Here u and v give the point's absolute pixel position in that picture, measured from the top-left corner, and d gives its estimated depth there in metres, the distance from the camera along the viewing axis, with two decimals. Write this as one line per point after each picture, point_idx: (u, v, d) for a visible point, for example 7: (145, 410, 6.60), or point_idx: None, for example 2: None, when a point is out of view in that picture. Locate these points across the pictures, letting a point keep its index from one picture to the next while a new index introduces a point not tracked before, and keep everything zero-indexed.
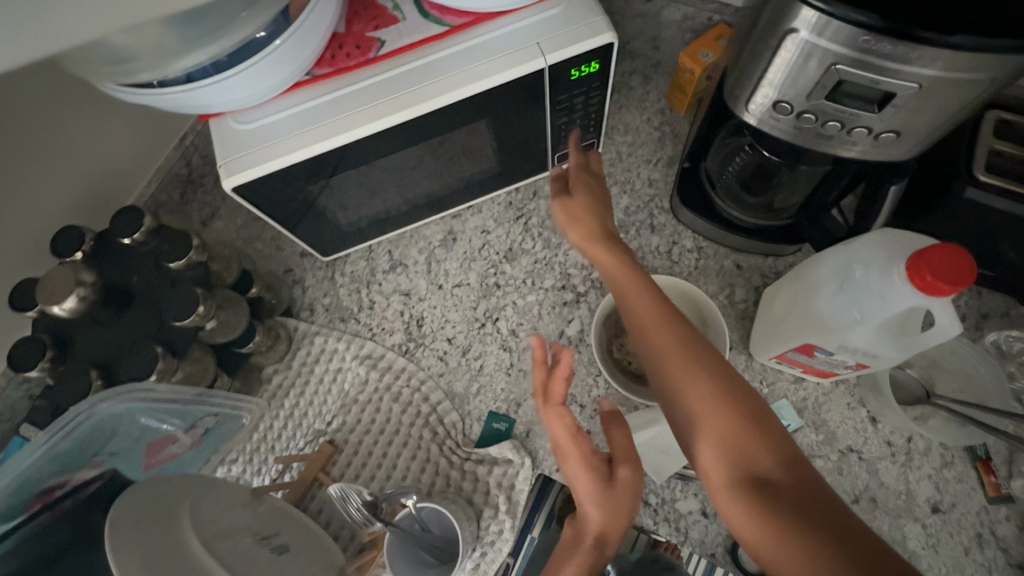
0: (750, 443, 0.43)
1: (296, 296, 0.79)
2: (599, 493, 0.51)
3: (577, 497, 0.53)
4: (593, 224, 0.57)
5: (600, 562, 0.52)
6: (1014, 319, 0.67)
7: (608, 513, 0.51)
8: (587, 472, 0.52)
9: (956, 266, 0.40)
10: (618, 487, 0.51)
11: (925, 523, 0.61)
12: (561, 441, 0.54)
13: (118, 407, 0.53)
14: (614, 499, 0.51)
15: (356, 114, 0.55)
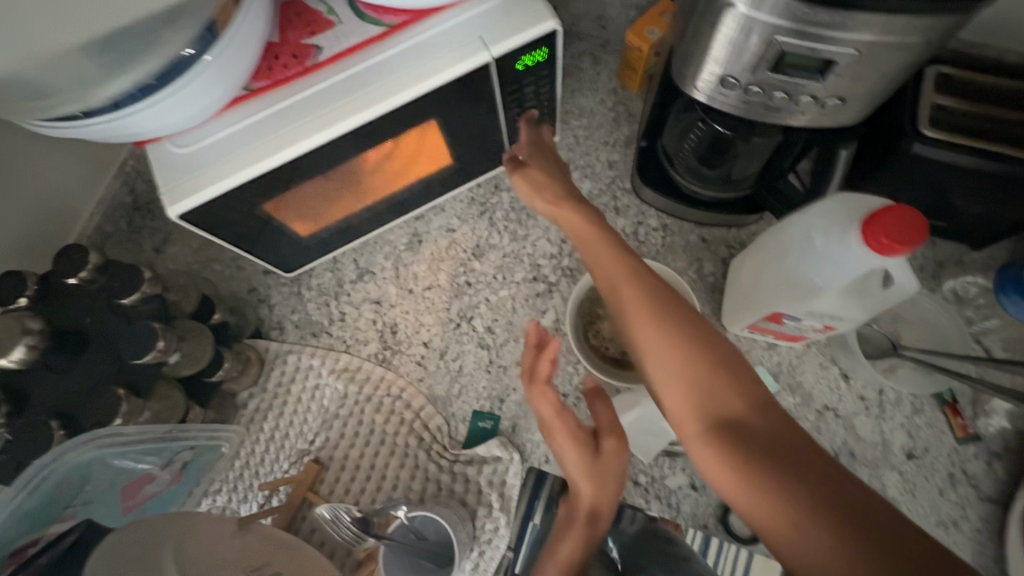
0: (727, 399, 0.43)
1: (264, 315, 0.77)
2: (589, 467, 0.53)
3: (568, 475, 0.54)
4: (556, 197, 0.59)
5: (596, 536, 0.54)
6: (968, 266, 0.69)
7: (599, 486, 0.52)
8: (575, 448, 0.53)
9: (905, 226, 0.41)
10: (608, 461, 0.52)
11: (901, 470, 0.63)
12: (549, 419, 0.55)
13: (85, 455, 0.52)
14: (602, 470, 0.52)
15: (301, 126, 0.53)
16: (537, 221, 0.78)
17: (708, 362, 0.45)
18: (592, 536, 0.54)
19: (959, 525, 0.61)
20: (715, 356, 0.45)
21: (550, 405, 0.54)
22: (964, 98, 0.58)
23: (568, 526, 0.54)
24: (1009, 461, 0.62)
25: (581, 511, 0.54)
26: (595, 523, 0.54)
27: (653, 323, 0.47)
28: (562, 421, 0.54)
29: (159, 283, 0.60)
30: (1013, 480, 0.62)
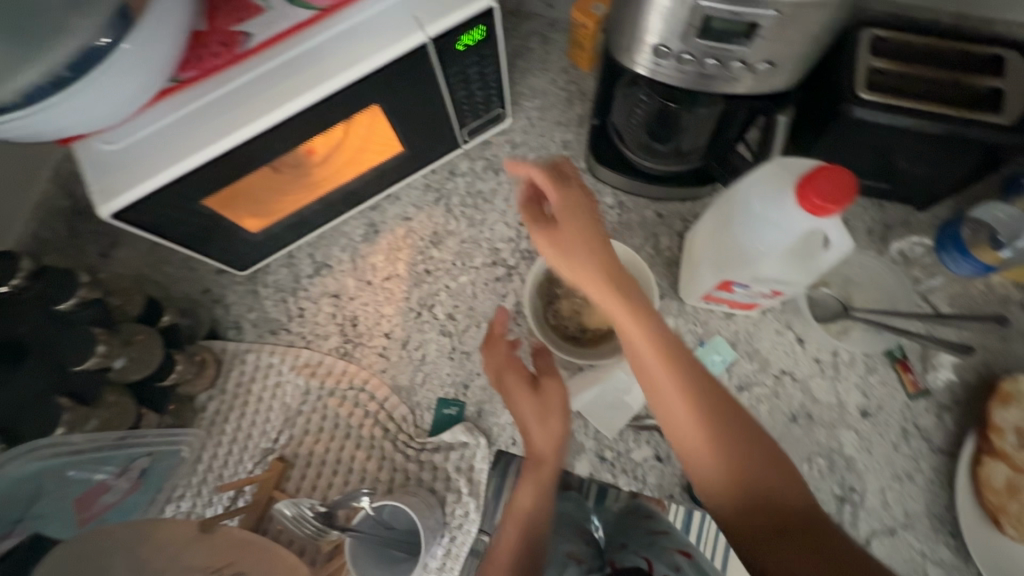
0: (769, 489, 0.46)
1: (220, 316, 0.75)
2: (535, 407, 0.61)
3: (519, 421, 0.62)
4: (586, 251, 0.50)
5: (552, 478, 0.60)
6: (914, 226, 0.71)
7: (544, 427, 0.60)
8: (520, 391, 0.62)
9: (835, 185, 0.42)
10: (548, 400, 0.61)
11: (857, 428, 0.65)
12: (497, 372, 0.65)
13: (27, 468, 0.52)
14: (545, 407, 0.61)
15: (234, 116, 0.52)
16: (493, 205, 0.78)
17: (750, 454, 0.47)
18: (541, 481, 0.60)
19: (913, 478, 0.63)
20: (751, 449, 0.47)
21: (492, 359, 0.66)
22: (897, 61, 0.59)
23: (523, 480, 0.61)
24: (957, 412, 0.64)
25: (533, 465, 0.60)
26: (542, 468, 0.60)
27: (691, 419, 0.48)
28: (509, 369, 0.64)
29: (96, 287, 0.59)
30: (962, 430, 0.64)
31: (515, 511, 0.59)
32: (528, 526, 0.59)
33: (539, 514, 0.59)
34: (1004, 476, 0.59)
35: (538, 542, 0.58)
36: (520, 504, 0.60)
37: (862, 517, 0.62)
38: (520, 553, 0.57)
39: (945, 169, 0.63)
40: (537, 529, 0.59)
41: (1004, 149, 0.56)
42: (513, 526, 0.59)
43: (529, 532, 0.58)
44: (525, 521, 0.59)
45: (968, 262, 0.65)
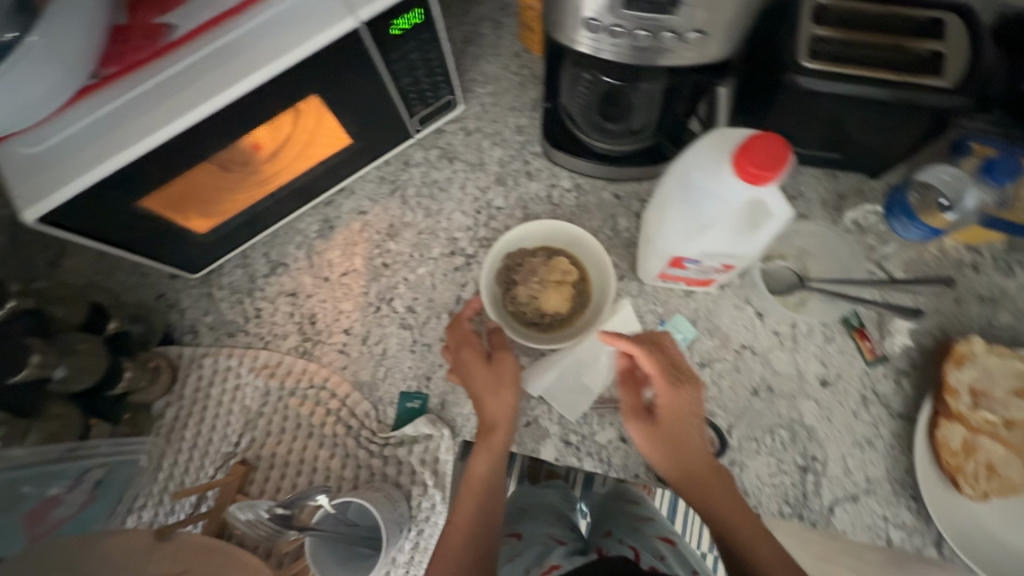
0: None
1: (174, 321, 0.74)
2: (487, 376, 0.60)
3: (473, 391, 0.60)
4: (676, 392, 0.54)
5: (500, 447, 0.58)
6: (867, 195, 0.71)
7: (497, 394, 0.59)
8: (474, 362, 0.61)
9: (770, 153, 0.42)
10: (501, 369, 0.60)
11: (817, 398, 0.65)
12: (454, 347, 0.64)
13: None
14: (497, 375, 0.60)
15: (160, 110, 0.50)
16: (449, 194, 0.76)
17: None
18: (494, 449, 0.58)
19: (873, 444, 0.64)
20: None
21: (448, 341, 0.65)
22: (840, 27, 0.58)
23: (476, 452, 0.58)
24: (915, 377, 0.65)
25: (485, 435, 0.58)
26: (494, 436, 0.58)
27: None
28: (464, 344, 0.63)
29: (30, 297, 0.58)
30: (920, 394, 0.64)
31: (469, 478, 0.57)
32: (484, 492, 0.56)
33: (494, 481, 0.57)
34: (960, 436, 0.59)
35: (493, 509, 0.56)
36: (474, 472, 0.57)
37: (824, 485, 0.63)
38: (478, 518, 0.55)
39: (894, 135, 0.63)
40: (493, 498, 0.56)
41: (948, 112, 0.56)
42: (469, 494, 0.56)
43: (478, 498, 0.56)
44: (479, 488, 0.56)
45: (912, 227, 0.63)
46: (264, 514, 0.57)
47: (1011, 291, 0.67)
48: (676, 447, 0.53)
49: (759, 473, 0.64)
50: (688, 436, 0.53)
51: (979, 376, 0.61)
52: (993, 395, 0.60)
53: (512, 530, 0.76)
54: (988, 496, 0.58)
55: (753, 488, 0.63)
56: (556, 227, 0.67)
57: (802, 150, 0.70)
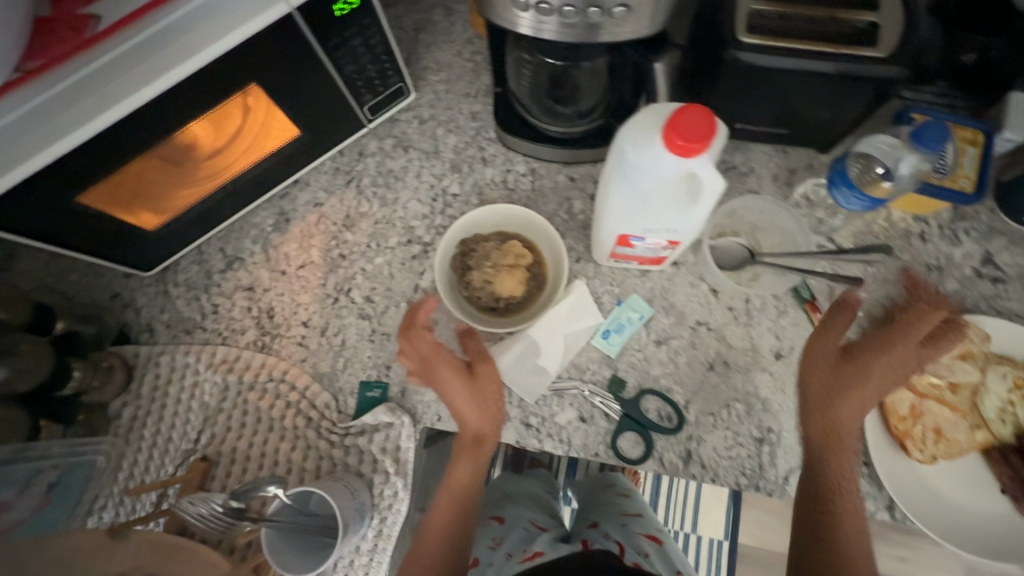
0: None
1: (130, 320, 0.73)
2: (468, 390, 0.57)
3: (448, 400, 0.58)
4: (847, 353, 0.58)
5: (482, 457, 0.59)
6: (817, 170, 0.72)
7: (484, 409, 0.58)
8: (452, 376, 0.57)
9: (696, 123, 0.42)
10: (484, 383, 0.58)
11: (771, 370, 0.66)
12: (427, 358, 0.57)
13: None
14: (478, 389, 0.58)
15: (89, 100, 0.49)
16: (405, 183, 0.76)
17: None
18: (479, 459, 0.58)
19: None
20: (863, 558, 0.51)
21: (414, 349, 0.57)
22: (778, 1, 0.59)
23: (459, 459, 0.59)
24: None
25: (468, 444, 0.58)
26: (481, 447, 0.58)
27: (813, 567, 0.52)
28: (437, 359, 0.57)
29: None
30: None
31: (450, 483, 0.58)
32: (463, 498, 0.58)
33: (475, 488, 0.59)
34: (907, 402, 0.61)
35: (468, 517, 0.57)
36: (456, 479, 0.58)
37: (779, 455, 0.64)
38: (453, 523, 0.57)
39: (839, 109, 0.63)
40: (470, 505, 0.58)
41: (885, 81, 0.57)
42: (448, 497, 0.58)
43: (461, 506, 0.58)
44: (461, 496, 0.58)
45: (855, 198, 0.59)
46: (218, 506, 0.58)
47: (957, 258, 0.68)
48: (839, 391, 0.56)
49: (716, 446, 0.65)
50: (868, 378, 0.56)
51: None
52: (938, 359, 0.61)
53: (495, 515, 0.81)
54: (936, 459, 0.60)
55: (711, 461, 0.64)
56: (508, 211, 0.67)
57: (752, 128, 0.70)
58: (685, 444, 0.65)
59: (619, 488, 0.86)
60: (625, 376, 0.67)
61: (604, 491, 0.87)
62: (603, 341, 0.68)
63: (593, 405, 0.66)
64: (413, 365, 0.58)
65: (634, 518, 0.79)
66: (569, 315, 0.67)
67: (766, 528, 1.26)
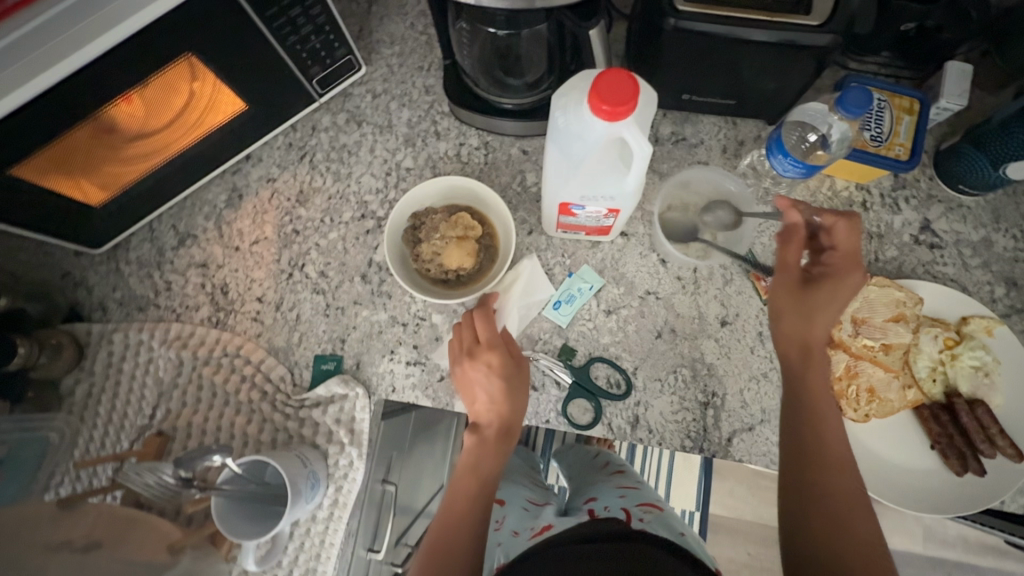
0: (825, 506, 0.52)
1: (81, 298, 0.72)
2: (512, 381, 0.62)
3: (486, 381, 0.62)
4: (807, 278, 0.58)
5: (505, 448, 0.62)
6: (764, 141, 0.73)
7: (520, 405, 0.62)
8: (500, 365, 0.61)
9: (618, 87, 0.43)
10: (522, 377, 0.63)
11: (717, 337, 0.68)
12: (478, 345, 0.62)
13: None
14: (519, 383, 0.62)
15: (14, 68, 0.48)
16: (358, 157, 0.76)
17: (843, 507, 0.52)
18: (504, 449, 0.62)
19: (768, 376, 0.67)
20: (846, 483, 0.53)
21: (471, 333, 0.63)
22: None
23: (484, 447, 0.62)
24: None
25: (496, 430, 0.62)
26: (508, 438, 0.62)
27: (802, 500, 0.53)
28: (489, 347, 0.62)
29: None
30: None
31: (477, 469, 0.61)
32: (487, 487, 0.60)
33: (495, 479, 0.61)
34: (843, 363, 0.63)
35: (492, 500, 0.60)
36: (482, 466, 0.61)
37: (723, 418, 0.66)
38: (475, 504, 0.59)
39: (783, 79, 0.64)
40: (490, 494, 0.60)
41: (819, 50, 0.58)
42: (471, 482, 0.60)
43: (484, 493, 0.60)
44: (487, 486, 0.60)
45: (789, 164, 0.59)
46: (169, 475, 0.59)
47: (897, 226, 0.70)
48: (801, 321, 0.57)
49: (663, 411, 0.66)
50: (823, 306, 0.56)
51: (859, 306, 0.64)
52: (873, 322, 0.63)
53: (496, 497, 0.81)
54: (869, 417, 0.63)
55: (658, 425, 0.66)
56: (455, 183, 0.67)
57: (700, 99, 0.71)
58: (632, 410, 0.67)
59: (613, 467, 0.87)
60: (575, 345, 0.69)
61: (598, 469, 0.88)
62: (554, 312, 0.69)
63: (545, 374, 0.68)
64: (467, 345, 0.63)
65: (633, 488, 0.78)
66: (520, 289, 0.69)
67: (736, 498, 1.29)
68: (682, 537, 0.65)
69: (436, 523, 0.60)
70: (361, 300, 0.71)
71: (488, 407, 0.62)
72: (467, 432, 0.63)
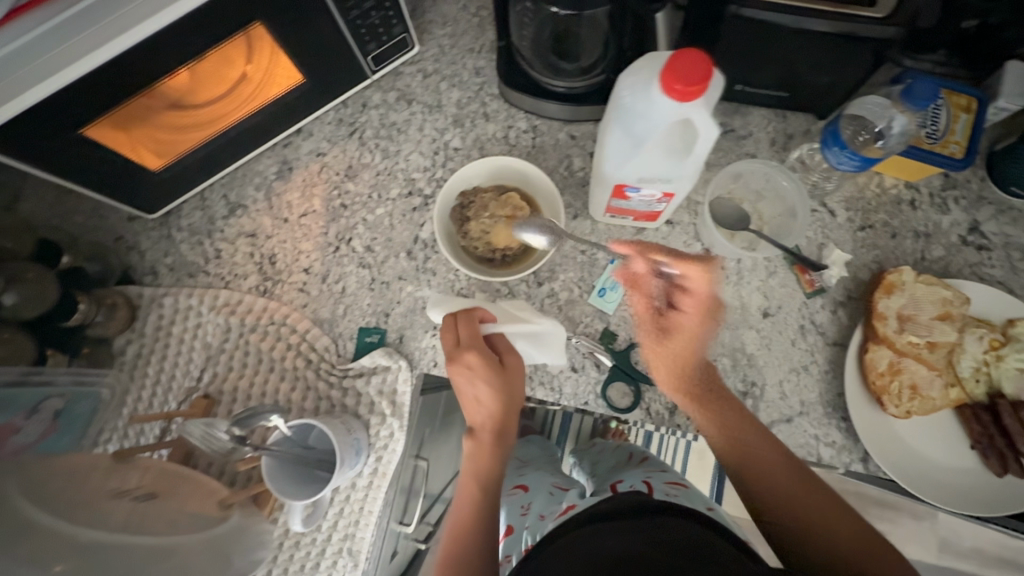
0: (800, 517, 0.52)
1: (133, 262, 0.74)
2: (501, 380, 0.60)
3: (475, 382, 0.60)
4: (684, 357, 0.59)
5: (501, 446, 0.62)
6: (814, 135, 0.73)
7: (512, 401, 0.62)
8: (488, 365, 0.60)
9: (692, 66, 0.43)
10: (512, 375, 0.62)
11: (758, 328, 0.69)
12: (461, 348, 0.60)
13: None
14: (508, 380, 0.61)
15: (93, 31, 0.50)
16: (408, 136, 0.77)
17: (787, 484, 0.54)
18: (501, 449, 0.62)
19: (809, 369, 0.67)
20: (775, 484, 0.54)
21: (451, 336, 0.61)
22: None
23: (483, 449, 0.62)
24: (850, 307, 0.68)
25: (491, 432, 0.62)
26: (502, 438, 0.63)
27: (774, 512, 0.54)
28: (475, 346, 0.60)
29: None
30: (854, 324, 0.68)
31: (478, 474, 0.61)
32: (488, 491, 0.61)
33: (496, 481, 0.62)
34: (887, 359, 0.63)
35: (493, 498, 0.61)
36: (481, 471, 0.61)
37: (761, 408, 0.67)
38: (479, 510, 0.60)
39: (842, 74, 0.64)
40: (495, 495, 0.61)
41: (884, 43, 0.57)
42: (475, 487, 0.61)
43: (487, 497, 0.61)
44: (489, 488, 0.61)
45: (846, 157, 0.60)
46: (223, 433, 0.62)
47: (945, 226, 0.70)
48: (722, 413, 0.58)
49: None
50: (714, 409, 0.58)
51: (906, 303, 0.64)
52: (919, 319, 0.63)
53: (518, 484, 0.84)
54: (910, 414, 0.62)
55: None
56: (504, 165, 0.68)
57: (752, 90, 0.71)
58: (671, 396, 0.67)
59: (636, 452, 0.85)
60: (616, 330, 0.69)
61: (623, 460, 0.84)
62: (600, 299, 0.70)
63: (585, 356, 0.69)
64: (448, 352, 0.61)
65: (658, 470, 0.76)
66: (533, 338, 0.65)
67: None
68: (708, 511, 0.66)
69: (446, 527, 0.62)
70: (406, 276, 0.72)
71: (481, 410, 0.62)
72: (464, 438, 0.63)
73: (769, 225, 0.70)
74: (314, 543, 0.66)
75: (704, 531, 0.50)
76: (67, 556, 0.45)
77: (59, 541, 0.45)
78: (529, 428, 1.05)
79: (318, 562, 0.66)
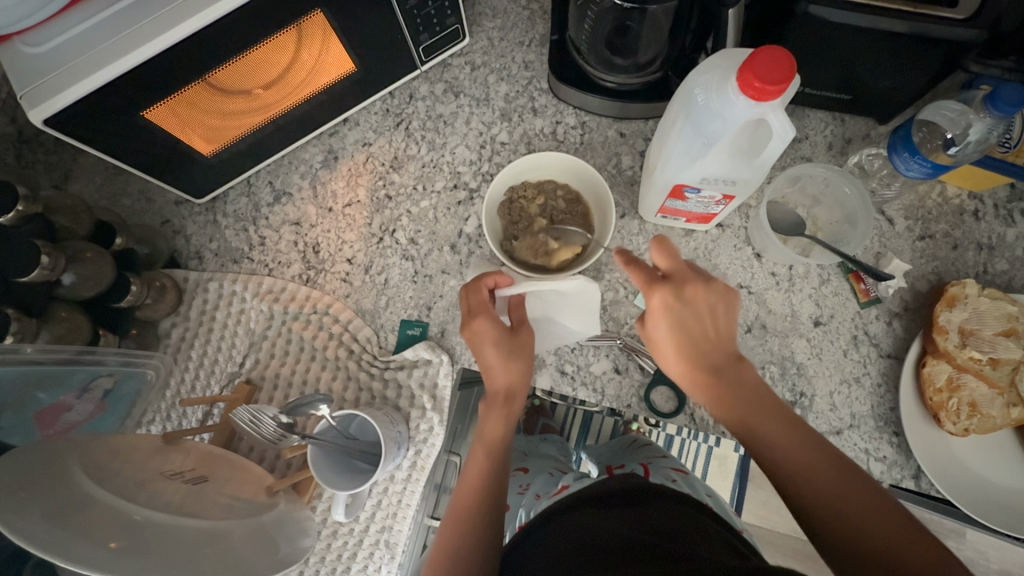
0: (818, 488, 0.45)
1: (180, 246, 0.75)
2: (508, 348, 0.60)
3: (484, 351, 0.60)
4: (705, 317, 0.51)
5: (514, 412, 0.62)
6: (873, 140, 0.71)
7: (522, 368, 0.61)
8: (496, 331, 0.59)
9: (775, 66, 0.42)
10: (523, 343, 0.61)
11: (809, 337, 0.67)
12: (472, 321, 0.60)
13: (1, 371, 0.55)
14: (517, 348, 0.60)
15: (156, 18, 0.50)
16: (453, 128, 0.76)
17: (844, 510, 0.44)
18: (511, 412, 0.62)
19: (860, 382, 0.65)
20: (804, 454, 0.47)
21: (464, 303, 0.61)
22: None
23: (491, 412, 0.62)
24: (906, 319, 0.66)
25: (500, 397, 0.61)
26: (512, 402, 0.62)
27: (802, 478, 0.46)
28: (482, 313, 0.60)
29: (37, 203, 0.61)
30: (910, 336, 0.66)
31: (486, 437, 0.61)
32: (493, 451, 0.61)
33: (506, 441, 0.61)
34: (945, 374, 0.61)
35: (501, 467, 0.60)
36: (487, 433, 0.61)
37: (810, 419, 0.65)
38: (487, 475, 0.59)
39: (911, 81, 0.62)
40: (501, 455, 0.61)
41: (964, 48, 0.55)
42: (482, 451, 0.61)
43: (494, 456, 0.60)
44: (494, 452, 0.61)
45: (916, 162, 0.60)
46: (270, 422, 0.64)
47: (1010, 239, 0.67)
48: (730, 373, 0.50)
49: None
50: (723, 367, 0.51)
51: (968, 317, 0.62)
52: (982, 334, 0.61)
53: (518, 466, 0.80)
54: (969, 432, 0.60)
55: None
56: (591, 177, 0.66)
57: (810, 92, 0.69)
58: None
59: (641, 441, 0.80)
60: None
61: (625, 446, 0.81)
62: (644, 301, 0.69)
63: (629, 358, 0.68)
64: (462, 319, 0.61)
65: (661, 457, 0.73)
66: (562, 298, 0.63)
67: None
68: (708, 499, 0.65)
69: (452, 503, 0.59)
70: (449, 270, 0.72)
71: (490, 379, 0.61)
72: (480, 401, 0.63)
73: (823, 231, 0.69)
74: (351, 534, 0.67)
75: (694, 515, 0.50)
76: (120, 535, 0.45)
77: (118, 519, 0.46)
78: (550, 427, 0.95)
79: (354, 552, 0.67)
